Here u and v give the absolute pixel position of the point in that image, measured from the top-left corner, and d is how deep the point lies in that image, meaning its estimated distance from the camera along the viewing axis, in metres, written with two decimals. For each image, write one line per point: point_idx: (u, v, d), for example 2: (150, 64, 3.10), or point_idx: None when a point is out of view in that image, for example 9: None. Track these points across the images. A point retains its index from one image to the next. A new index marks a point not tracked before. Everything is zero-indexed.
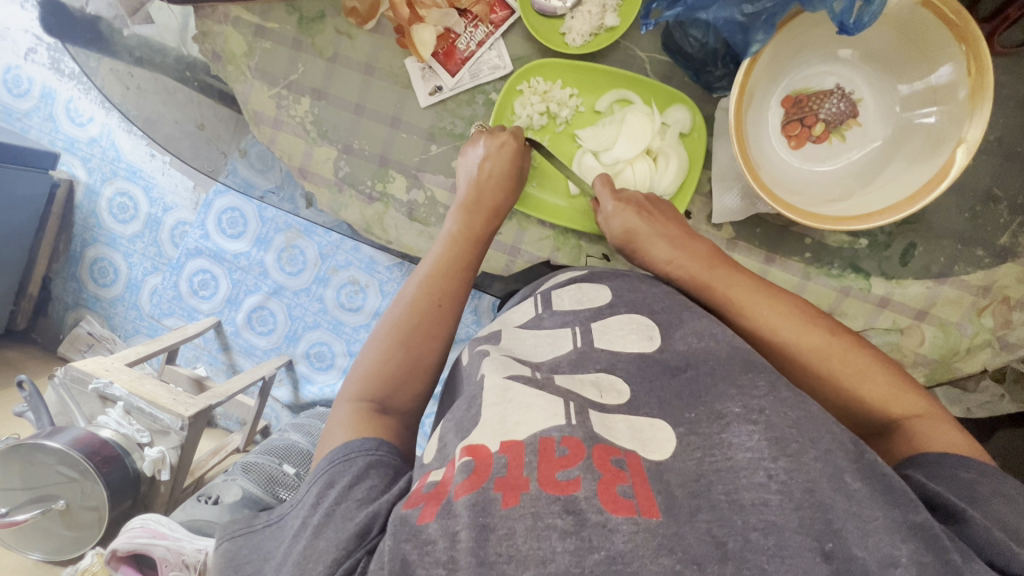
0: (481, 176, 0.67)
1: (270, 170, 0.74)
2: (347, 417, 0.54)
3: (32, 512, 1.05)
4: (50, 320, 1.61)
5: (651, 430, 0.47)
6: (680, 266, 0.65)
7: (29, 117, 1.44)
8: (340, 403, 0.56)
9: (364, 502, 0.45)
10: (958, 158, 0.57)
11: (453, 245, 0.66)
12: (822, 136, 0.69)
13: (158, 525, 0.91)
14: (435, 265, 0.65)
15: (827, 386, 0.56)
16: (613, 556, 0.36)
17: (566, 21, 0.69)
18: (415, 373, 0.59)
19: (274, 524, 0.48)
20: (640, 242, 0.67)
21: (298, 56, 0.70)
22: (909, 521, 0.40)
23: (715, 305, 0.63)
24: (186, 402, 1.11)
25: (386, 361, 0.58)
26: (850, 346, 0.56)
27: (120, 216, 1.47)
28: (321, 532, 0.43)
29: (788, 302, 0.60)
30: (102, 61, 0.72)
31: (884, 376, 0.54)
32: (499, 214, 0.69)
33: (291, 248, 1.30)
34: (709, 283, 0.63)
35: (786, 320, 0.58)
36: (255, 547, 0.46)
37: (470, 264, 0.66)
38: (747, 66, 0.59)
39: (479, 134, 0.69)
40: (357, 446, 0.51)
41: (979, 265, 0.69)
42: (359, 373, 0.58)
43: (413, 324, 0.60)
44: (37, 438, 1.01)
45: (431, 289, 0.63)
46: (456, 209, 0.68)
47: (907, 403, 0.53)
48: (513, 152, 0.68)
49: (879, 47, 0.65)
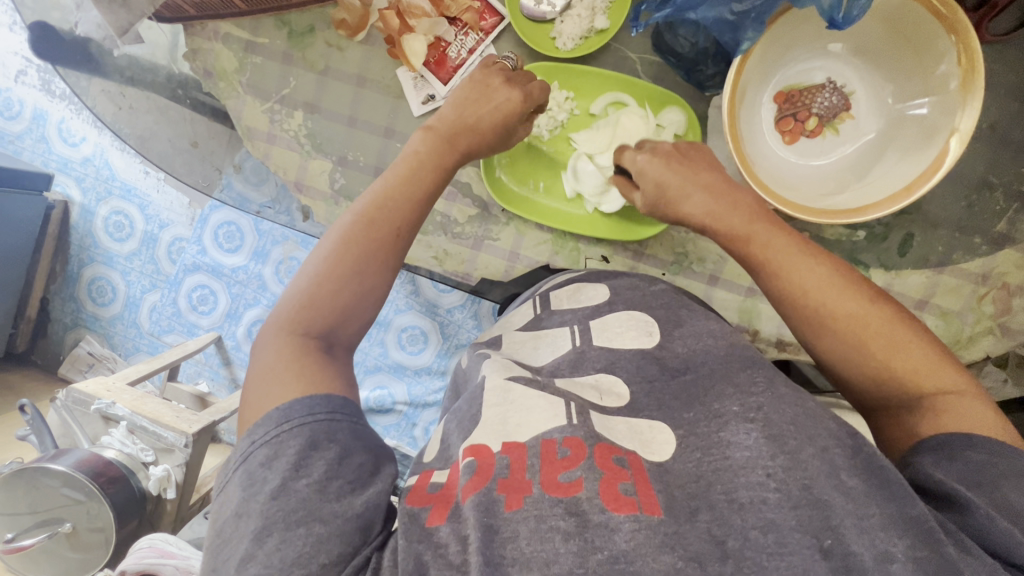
0: (467, 117, 0.62)
1: (264, 183, 0.74)
2: (284, 354, 0.48)
3: (38, 536, 1.04)
4: (49, 342, 1.60)
5: (651, 432, 0.47)
6: (722, 220, 0.58)
7: (21, 139, 1.44)
8: (274, 332, 0.49)
9: (357, 485, 0.42)
10: (951, 148, 0.57)
11: (416, 171, 0.58)
12: (815, 130, 0.69)
13: (165, 544, 0.91)
14: (390, 186, 0.57)
15: (861, 360, 0.50)
16: (616, 556, 0.36)
17: (556, 26, 0.69)
18: (364, 305, 0.52)
19: (240, 466, 0.43)
20: (673, 199, 0.61)
21: (288, 70, 0.71)
22: (903, 514, 0.39)
23: (746, 260, 0.57)
24: (189, 420, 1.11)
25: (337, 291, 0.51)
26: (889, 318, 0.50)
27: (116, 235, 1.47)
28: (316, 513, 0.40)
29: (828, 266, 0.53)
30: (94, 81, 0.72)
31: (923, 351, 0.49)
32: (471, 153, 0.64)
33: (289, 260, 1.30)
34: (748, 239, 0.56)
35: (829, 287, 0.52)
36: (232, 504, 0.42)
37: (431, 191, 0.59)
38: (739, 63, 0.59)
39: (496, 71, 0.65)
40: (340, 404, 0.46)
41: (977, 253, 0.69)
42: (295, 298, 0.50)
43: (356, 249, 0.52)
44: (41, 462, 1.01)
45: (387, 214, 0.55)
46: (424, 130, 0.61)
47: (942, 377, 0.48)
48: (516, 109, 0.63)
49: (871, 41, 0.65)
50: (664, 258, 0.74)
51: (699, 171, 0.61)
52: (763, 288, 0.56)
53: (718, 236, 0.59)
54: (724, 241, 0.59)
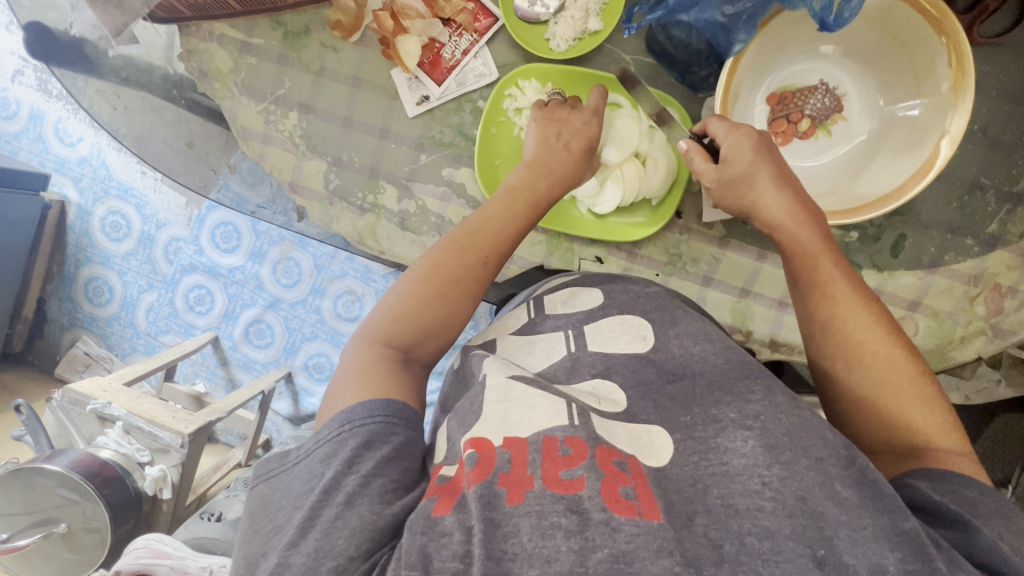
0: (557, 142, 0.64)
1: (260, 184, 0.74)
2: (368, 363, 0.50)
3: (33, 536, 1.04)
4: (46, 342, 1.60)
5: (648, 437, 0.47)
6: (801, 225, 0.58)
7: (18, 139, 1.44)
8: (358, 342, 0.53)
9: (398, 488, 0.43)
10: (942, 149, 0.58)
11: (512, 206, 0.61)
12: (808, 131, 0.69)
13: (160, 544, 0.91)
14: (485, 221, 0.60)
15: (882, 399, 0.51)
16: (617, 554, 0.36)
17: (550, 27, 0.69)
18: (444, 329, 0.55)
19: (302, 462, 0.45)
20: (755, 186, 0.59)
21: (283, 71, 0.71)
22: (895, 528, 0.39)
23: (802, 277, 0.58)
24: (185, 420, 1.11)
25: (423, 311, 0.54)
26: (919, 374, 0.51)
27: (112, 235, 1.47)
28: (354, 505, 0.41)
29: (878, 310, 0.54)
30: (89, 82, 0.72)
31: (942, 411, 0.49)
32: (567, 186, 0.64)
33: (286, 261, 1.30)
34: (811, 255, 0.57)
35: (871, 324, 0.53)
36: (285, 489, 0.44)
37: (523, 227, 0.61)
38: (730, 65, 0.60)
39: (559, 106, 0.66)
40: (399, 410, 0.47)
41: (969, 254, 0.69)
42: (387, 313, 0.54)
43: (452, 275, 0.56)
44: (36, 462, 1.01)
45: (479, 245, 0.58)
46: (521, 168, 0.64)
47: (949, 439, 0.48)
48: (595, 130, 0.65)
49: (862, 43, 0.65)
50: (659, 259, 0.74)
51: (791, 176, 0.60)
52: (807, 308, 0.57)
53: (785, 239, 0.59)
54: (786, 251, 0.59)
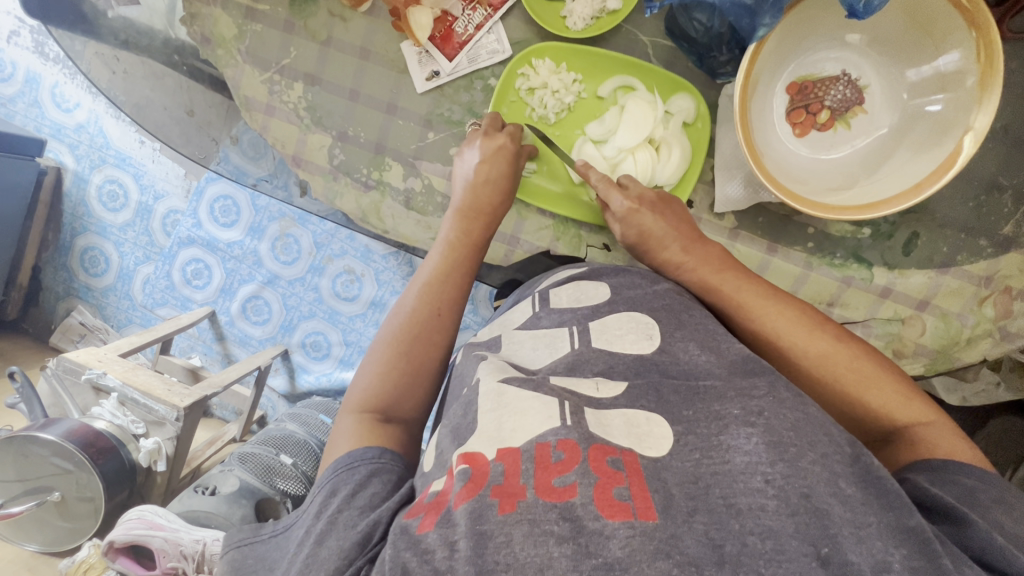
0: (478, 180, 0.65)
1: (262, 158, 0.72)
2: (352, 429, 0.53)
3: (26, 504, 1.04)
4: (41, 310, 1.59)
5: (648, 425, 0.46)
6: (691, 272, 0.63)
7: (14, 102, 1.41)
8: (343, 415, 0.55)
9: (366, 509, 0.45)
10: (965, 146, 0.57)
11: (449, 252, 0.64)
12: (827, 123, 0.67)
13: (154, 516, 0.90)
14: (430, 275, 0.62)
15: (840, 395, 0.55)
16: (611, 562, 0.36)
17: (567, 5, 0.67)
18: (423, 367, 0.58)
19: (281, 534, 0.48)
20: (653, 244, 0.65)
21: (289, 39, 0.69)
22: (901, 525, 0.40)
23: (714, 310, 0.63)
24: (180, 394, 1.09)
25: (389, 366, 0.57)
26: (855, 355, 0.56)
27: (109, 205, 1.45)
28: (324, 540, 0.43)
29: (791, 309, 0.59)
30: (88, 44, 0.70)
31: (891, 386, 0.54)
32: (497, 220, 0.67)
33: (285, 237, 1.28)
34: (712, 292, 0.62)
35: (794, 329, 0.57)
36: (262, 556, 0.47)
37: (466, 265, 0.64)
38: (752, 51, 0.58)
39: (475, 134, 0.67)
40: (360, 455, 0.50)
41: (982, 255, 0.68)
42: (361, 384, 0.56)
43: (412, 332, 0.59)
44: (30, 430, 1.00)
45: (429, 298, 0.61)
46: (452, 215, 0.66)
47: (910, 411, 0.53)
48: (511, 154, 0.66)
49: (888, 33, 0.64)
50: None
51: (678, 219, 0.65)
52: (737, 331, 0.61)
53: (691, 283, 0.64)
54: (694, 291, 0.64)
